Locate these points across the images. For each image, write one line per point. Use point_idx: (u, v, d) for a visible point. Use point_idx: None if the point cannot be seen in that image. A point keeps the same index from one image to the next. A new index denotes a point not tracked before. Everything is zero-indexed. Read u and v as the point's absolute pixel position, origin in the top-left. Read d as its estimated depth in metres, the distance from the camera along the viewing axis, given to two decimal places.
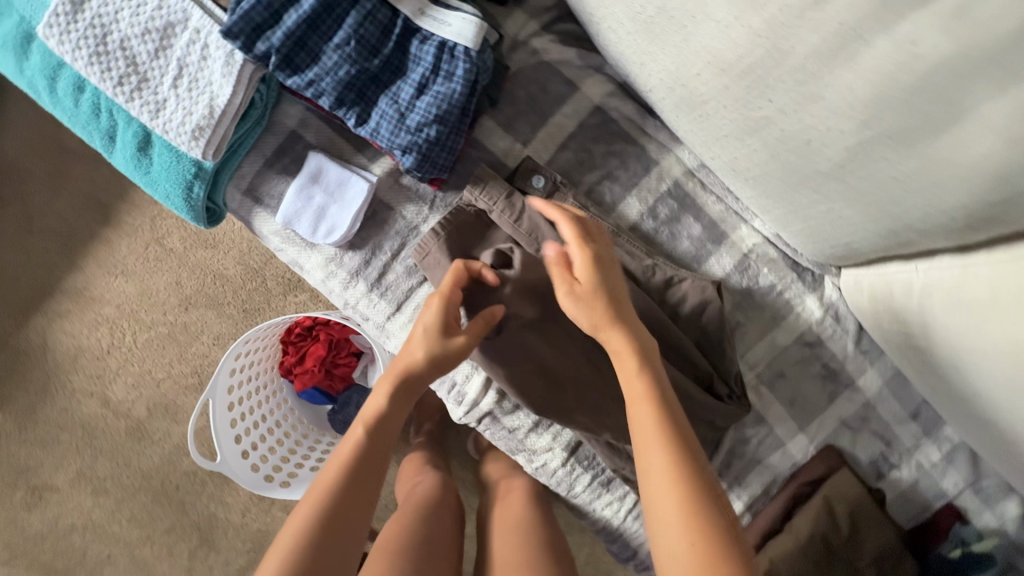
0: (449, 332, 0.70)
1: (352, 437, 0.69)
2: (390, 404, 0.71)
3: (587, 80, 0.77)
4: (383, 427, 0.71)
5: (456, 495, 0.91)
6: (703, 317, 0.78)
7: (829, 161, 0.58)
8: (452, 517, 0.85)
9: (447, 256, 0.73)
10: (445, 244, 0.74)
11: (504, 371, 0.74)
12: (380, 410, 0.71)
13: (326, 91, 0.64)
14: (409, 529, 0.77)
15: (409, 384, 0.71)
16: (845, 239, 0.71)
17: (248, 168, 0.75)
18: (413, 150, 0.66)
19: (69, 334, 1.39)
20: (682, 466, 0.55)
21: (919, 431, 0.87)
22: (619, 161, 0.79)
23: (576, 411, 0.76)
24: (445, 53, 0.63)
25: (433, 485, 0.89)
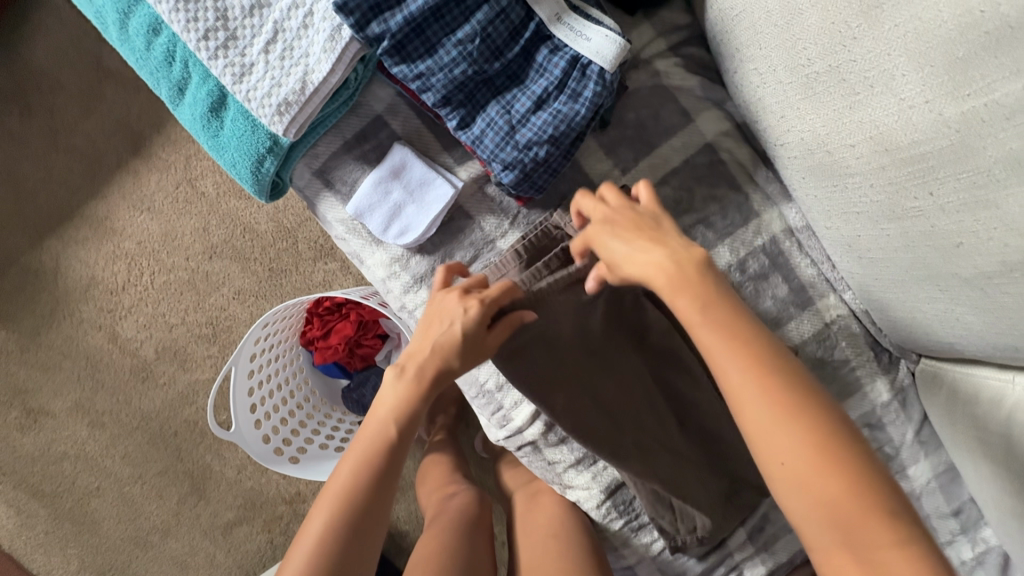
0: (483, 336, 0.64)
1: (371, 432, 0.65)
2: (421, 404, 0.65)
3: (704, 114, 0.71)
4: (410, 417, 0.66)
5: (490, 513, 0.90)
6: None
7: (974, 269, 0.52)
8: (486, 537, 0.84)
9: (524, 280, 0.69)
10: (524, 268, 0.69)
11: (566, 403, 0.70)
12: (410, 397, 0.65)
13: (434, 87, 0.57)
14: (447, 553, 0.77)
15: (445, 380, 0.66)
16: (948, 339, 0.66)
17: (324, 148, 0.68)
18: (516, 167, 0.59)
19: (83, 260, 1.30)
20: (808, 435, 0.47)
21: (957, 527, 0.84)
22: (719, 207, 0.73)
23: (631, 454, 0.73)
24: (577, 69, 0.57)
25: (467, 501, 0.88)
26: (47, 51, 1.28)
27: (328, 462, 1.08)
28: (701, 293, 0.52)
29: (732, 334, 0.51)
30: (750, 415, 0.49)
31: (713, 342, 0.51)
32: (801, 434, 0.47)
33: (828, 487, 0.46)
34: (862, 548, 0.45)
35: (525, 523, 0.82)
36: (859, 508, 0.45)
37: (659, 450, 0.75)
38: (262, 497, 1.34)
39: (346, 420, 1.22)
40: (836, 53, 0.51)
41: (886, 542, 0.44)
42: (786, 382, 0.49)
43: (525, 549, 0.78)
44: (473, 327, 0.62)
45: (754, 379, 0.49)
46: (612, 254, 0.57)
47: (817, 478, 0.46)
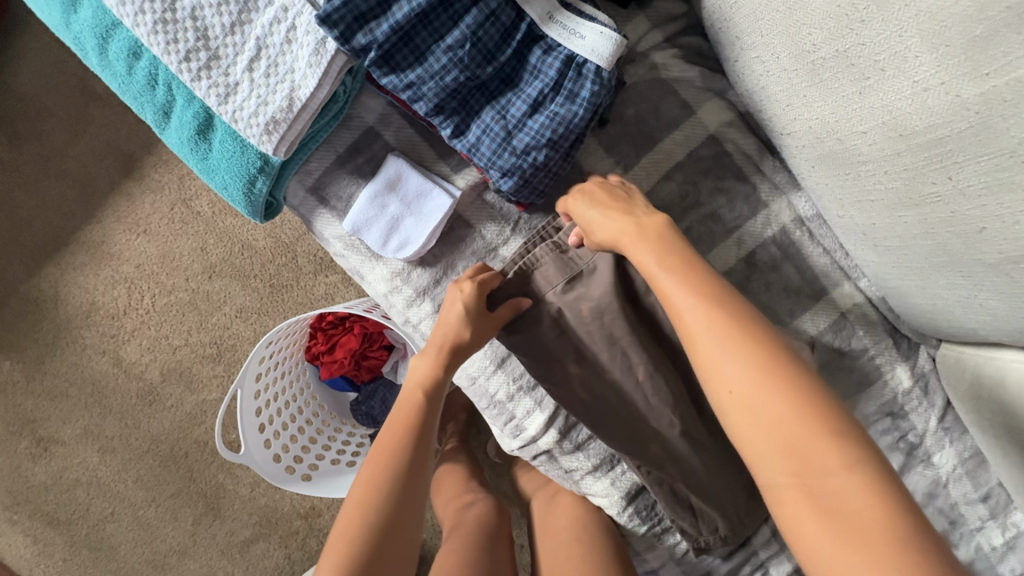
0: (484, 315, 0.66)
1: (398, 414, 0.67)
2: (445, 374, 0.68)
3: (706, 105, 0.69)
4: (432, 397, 0.68)
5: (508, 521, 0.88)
6: None
7: (998, 254, 0.50)
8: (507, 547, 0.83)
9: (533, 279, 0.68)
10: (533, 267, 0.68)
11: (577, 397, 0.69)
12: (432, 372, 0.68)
13: (426, 96, 0.55)
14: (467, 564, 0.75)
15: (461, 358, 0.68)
16: (972, 324, 0.64)
17: (316, 164, 0.67)
18: (515, 173, 0.58)
19: (82, 287, 1.29)
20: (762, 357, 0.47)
21: (986, 513, 0.82)
22: (726, 199, 0.71)
23: (651, 442, 0.71)
24: (572, 69, 0.55)
25: (485, 510, 0.87)
26: (32, 77, 1.26)
27: (342, 477, 1.07)
28: (662, 246, 0.55)
29: (686, 274, 0.53)
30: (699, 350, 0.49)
31: (668, 282, 0.53)
32: (750, 359, 0.46)
33: (779, 412, 0.44)
34: (811, 470, 0.43)
35: (546, 528, 0.80)
36: (808, 427, 0.43)
37: (682, 450, 0.72)
38: (278, 513, 1.33)
39: (357, 434, 1.21)
40: (843, 37, 0.49)
41: (835, 460, 0.42)
42: (742, 316, 0.49)
43: (548, 555, 0.77)
44: (475, 305, 0.65)
45: (705, 314, 0.49)
46: (586, 221, 0.62)
47: (759, 399, 0.45)
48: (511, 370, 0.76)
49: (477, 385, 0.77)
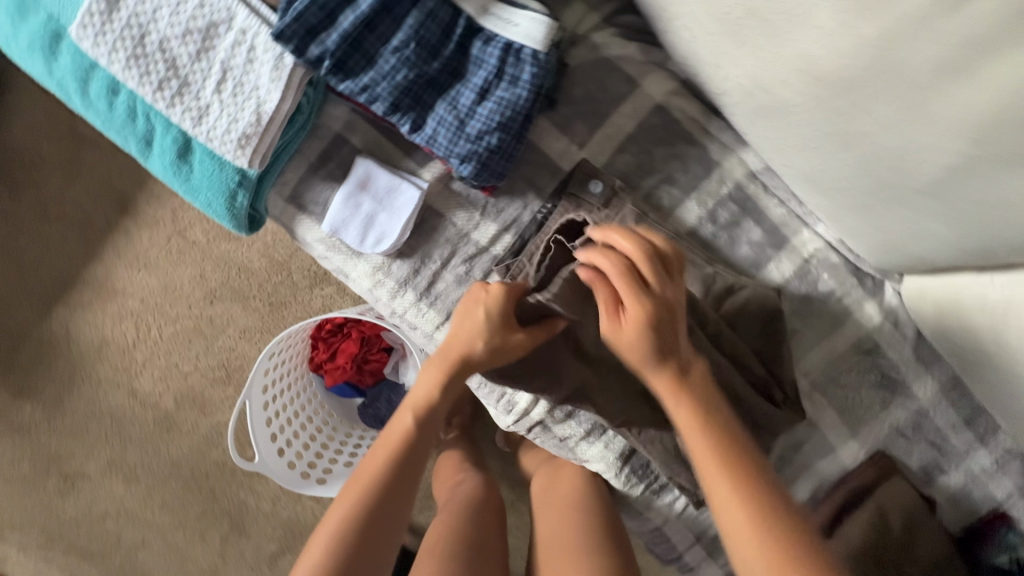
0: (510, 328, 0.65)
1: (389, 434, 0.68)
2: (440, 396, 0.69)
3: (649, 76, 0.72)
4: (423, 423, 0.69)
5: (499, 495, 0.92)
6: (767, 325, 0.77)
7: (925, 178, 0.55)
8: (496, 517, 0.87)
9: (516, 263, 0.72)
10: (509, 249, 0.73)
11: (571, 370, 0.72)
12: (428, 397, 0.69)
13: (381, 96, 0.60)
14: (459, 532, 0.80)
15: (466, 371, 0.69)
16: (919, 252, 0.68)
17: (291, 174, 0.71)
18: (472, 159, 0.62)
19: (92, 325, 1.35)
20: (761, 496, 0.54)
21: (973, 438, 0.85)
22: (679, 163, 0.75)
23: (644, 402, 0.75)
24: (511, 55, 0.59)
25: (476, 485, 0.91)
26: (24, 131, 1.33)
27: None
28: (687, 388, 0.60)
29: (700, 414, 0.59)
30: (731, 521, 0.53)
31: (684, 418, 0.59)
32: (742, 491, 0.54)
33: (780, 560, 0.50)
34: None
35: (548, 497, 0.84)
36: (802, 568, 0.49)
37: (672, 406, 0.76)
38: (300, 524, 1.37)
39: (367, 436, 1.25)
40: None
41: None
42: (739, 454, 0.57)
43: (543, 523, 0.81)
44: (500, 316, 0.64)
45: (717, 451, 0.57)
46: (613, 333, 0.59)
47: (749, 528, 0.52)
48: None
49: None
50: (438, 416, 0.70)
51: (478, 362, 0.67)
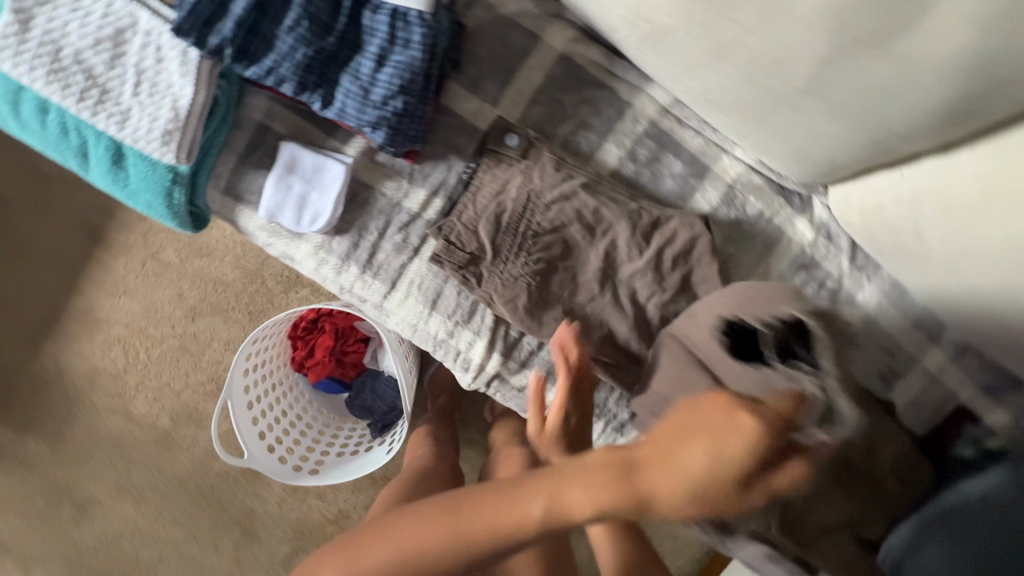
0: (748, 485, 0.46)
1: (506, 518, 0.50)
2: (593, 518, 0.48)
3: (549, 29, 0.76)
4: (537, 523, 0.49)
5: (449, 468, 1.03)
6: (695, 253, 0.79)
7: (803, 77, 0.57)
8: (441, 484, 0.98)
9: (453, 220, 0.76)
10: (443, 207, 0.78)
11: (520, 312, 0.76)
12: (579, 513, 0.48)
13: (287, 77, 0.63)
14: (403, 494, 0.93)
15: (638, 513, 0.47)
16: (826, 154, 0.70)
17: (223, 167, 0.75)
18: (382, 124, 0.66)
19: (83, 356, 1.39)
20: None
21: (923, 338, 0.87)
22: (591, 108, 0.79)
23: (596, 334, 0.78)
24: (399, 20, 0.62)
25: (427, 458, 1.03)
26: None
27: (346, 464, 1.15)
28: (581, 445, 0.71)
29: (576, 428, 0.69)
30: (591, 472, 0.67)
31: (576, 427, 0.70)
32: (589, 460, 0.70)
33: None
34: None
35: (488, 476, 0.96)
36: None
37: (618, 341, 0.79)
38: (308, 522, 1.41)
39: (358, 427, 1.29)
40: None
41: None
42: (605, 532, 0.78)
43: None
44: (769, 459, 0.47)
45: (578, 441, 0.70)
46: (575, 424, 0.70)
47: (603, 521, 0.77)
48: (445, 308, 0.81)
49: (419, 330, 0.82)
50: (569, 527, 0.50)
51: (642, 517, 0.47)
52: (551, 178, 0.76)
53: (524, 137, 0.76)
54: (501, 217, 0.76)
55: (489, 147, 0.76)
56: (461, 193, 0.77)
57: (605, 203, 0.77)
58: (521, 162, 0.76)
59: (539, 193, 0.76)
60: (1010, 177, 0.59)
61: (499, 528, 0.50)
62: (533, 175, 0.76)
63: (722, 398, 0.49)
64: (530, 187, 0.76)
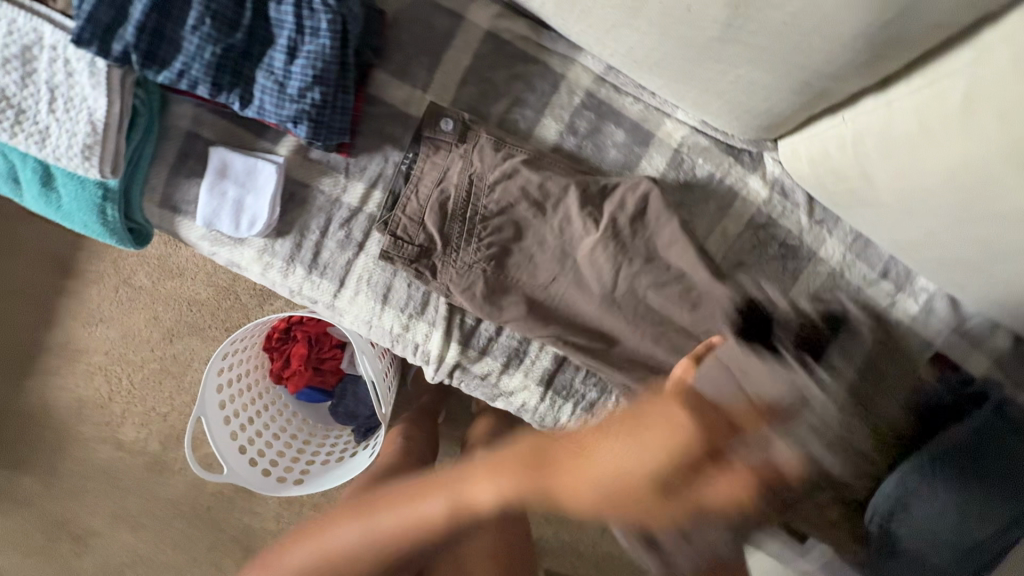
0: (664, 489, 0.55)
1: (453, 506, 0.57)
2: (492, 498, 0.56)
3: (472, 7, 0.75)
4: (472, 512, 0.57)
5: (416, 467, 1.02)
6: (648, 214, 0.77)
7: (717, 23, 0.55)
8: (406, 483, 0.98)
9: (401, 213, 0.74)
10: (387, 201, 0.76)
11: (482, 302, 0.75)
12: (478, 498, 0.56)
13: (199, 78, 0.62)
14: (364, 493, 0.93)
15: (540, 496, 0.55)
16: (764, 106, 0.67)
17: (157, 180, 0.74)
18: (303, 118, 0.64)
19: (66, 388, 1.39)
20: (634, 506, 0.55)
21: (892, 287, 0.85)
22: (525, 84, 0.77)
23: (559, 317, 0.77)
24: (305, 8, 0.61)
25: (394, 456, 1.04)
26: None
27: (330, 471, 1.15)
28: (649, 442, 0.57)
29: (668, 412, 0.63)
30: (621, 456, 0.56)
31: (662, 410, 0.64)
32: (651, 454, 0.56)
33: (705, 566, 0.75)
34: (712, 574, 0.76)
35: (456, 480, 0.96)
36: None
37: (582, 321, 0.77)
38: None
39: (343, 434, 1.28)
40: None
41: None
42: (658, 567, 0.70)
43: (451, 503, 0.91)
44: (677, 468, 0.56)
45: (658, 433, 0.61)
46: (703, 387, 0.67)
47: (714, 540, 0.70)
48: (398, 302, 0.80)
49: (375, 327, 0.81)
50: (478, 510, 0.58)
51: (551, 503, 0.56)
52: (491, 160, 0.75)
53: (459, 121, 0.74)
54: (447, 204, 0.74)
55: (425, 134, 0.74)
56: (402, 184, 0.75)
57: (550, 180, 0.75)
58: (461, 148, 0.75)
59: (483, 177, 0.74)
60: (944, 103, 0.57)
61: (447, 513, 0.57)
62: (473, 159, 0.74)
63: (683, 399, 0.65)
64: (472, 172, 0.74)
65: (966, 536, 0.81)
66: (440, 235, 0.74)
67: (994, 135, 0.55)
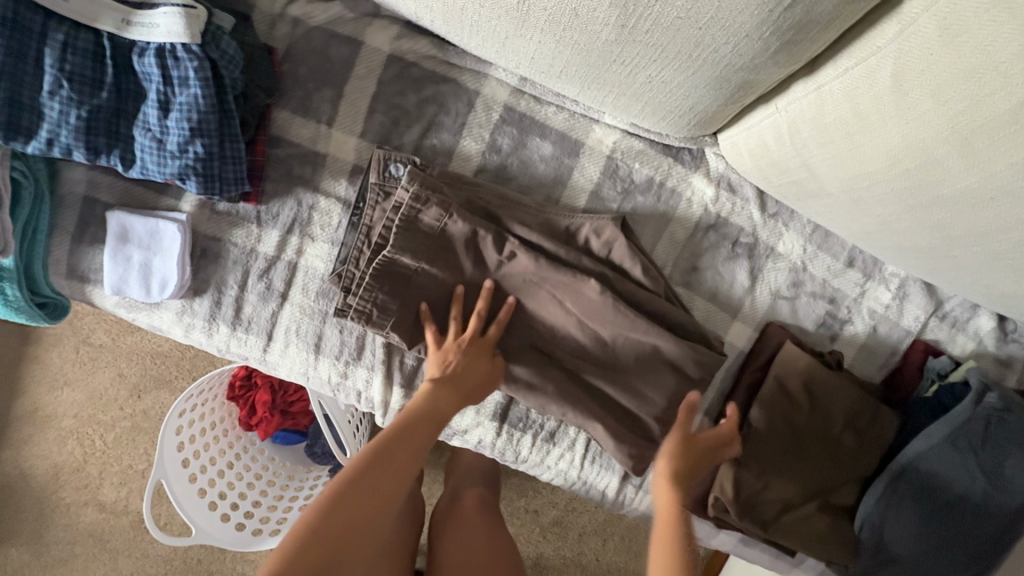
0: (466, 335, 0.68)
1: (412, 453, 0.63)
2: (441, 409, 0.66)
3: (369, 30, 0.69)
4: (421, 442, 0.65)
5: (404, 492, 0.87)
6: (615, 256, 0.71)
7: (608, 26, 0.51)
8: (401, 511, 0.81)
9: (359, 270, 0.68)
10: (344, 251, 0.71)
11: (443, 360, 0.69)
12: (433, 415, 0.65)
13: (71, 144, 0.57)
14: None
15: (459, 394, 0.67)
16: (686, 104, 0.62)
17: (59, 251, 0.70)
18: (190, 173, 0.59)
19: (40, 456, 1.36)
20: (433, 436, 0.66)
21: (861, 276, 0.79)
22: (438, 105, 0.71)
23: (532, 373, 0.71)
24: (168, 57, 0.56)
25: None
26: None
27: None
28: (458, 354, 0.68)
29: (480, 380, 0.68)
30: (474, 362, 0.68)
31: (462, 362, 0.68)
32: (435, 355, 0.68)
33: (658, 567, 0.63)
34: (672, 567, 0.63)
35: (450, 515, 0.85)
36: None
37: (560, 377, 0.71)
38: None
39: (322, 475, 1.24)
40: None
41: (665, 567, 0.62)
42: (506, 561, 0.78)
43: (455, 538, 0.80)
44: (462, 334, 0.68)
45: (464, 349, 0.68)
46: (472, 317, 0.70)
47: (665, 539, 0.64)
48: (332, 350, 0.75)
49: (312, 377, 0.76)
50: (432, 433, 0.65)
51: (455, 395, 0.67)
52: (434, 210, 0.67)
53: (408, 167, 0.67)
54: (397, 262, 0.67)
55: (372, 183, 0.68)
56: (357, 241, 0.69)
57: (510, 225, 0.70)
58: (412, 196, 0.66)
59: (431, 228, 0.67)
60: (874, 82, 0.52)
61: (411, 419, 0.64)
62: (421, 207, 0.67)
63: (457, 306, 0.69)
64: (423, 222, 0.67)
65: (969, 538, 0.73)
66: (397, 292, 0.67)
67: (927, 112, 0.50)
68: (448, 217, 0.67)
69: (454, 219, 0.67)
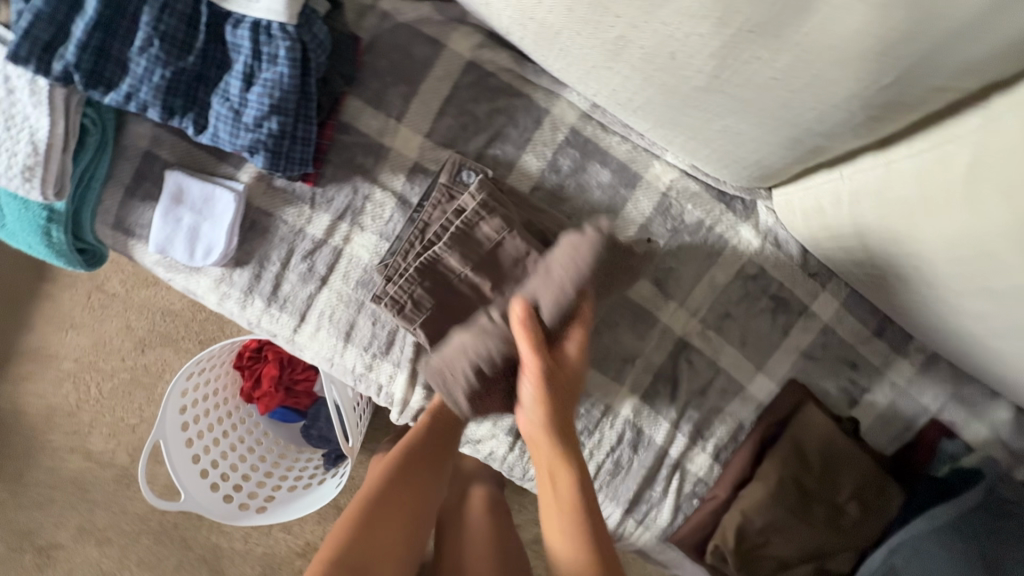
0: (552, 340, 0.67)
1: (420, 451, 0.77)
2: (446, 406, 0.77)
3: (452, 34, 0.70)
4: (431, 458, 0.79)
5: None
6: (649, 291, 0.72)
7: (701, 73, 0.51)
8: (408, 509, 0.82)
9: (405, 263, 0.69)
10: (393, 245, 0.72)
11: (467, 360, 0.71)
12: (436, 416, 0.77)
13: (149, 102, 0.57)
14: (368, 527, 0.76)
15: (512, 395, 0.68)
16: (755, 157, 0.63)
17: (110, 201, 0.70)
18: (259, 148, 0.60)
19: (35, 395, 1.36)
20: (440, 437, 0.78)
21: (889, 349, 0.80)
22: (506, 117, 0.72)
23: None
24: (262, 33, 0.57)
25: None
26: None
27: (296, 499, 1.10)
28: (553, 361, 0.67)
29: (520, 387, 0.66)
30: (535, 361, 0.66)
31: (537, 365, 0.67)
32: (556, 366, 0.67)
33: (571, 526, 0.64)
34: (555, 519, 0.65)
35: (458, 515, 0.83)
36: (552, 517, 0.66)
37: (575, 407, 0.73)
38: (276, 557, 1.39)
39: (314, 458, 1.24)
40: None
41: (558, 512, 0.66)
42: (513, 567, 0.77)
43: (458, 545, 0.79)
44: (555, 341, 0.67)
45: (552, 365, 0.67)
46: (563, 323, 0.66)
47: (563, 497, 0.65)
48: (361, 340, 0.75)
49: (336, 364, 0.76)
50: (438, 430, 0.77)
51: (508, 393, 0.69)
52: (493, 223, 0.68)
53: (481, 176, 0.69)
54: (445, 263, 0.68)
55: (441, 183, 0.69)
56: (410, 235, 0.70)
57: None
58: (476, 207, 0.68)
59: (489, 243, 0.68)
60: (948, 169, 0.53)
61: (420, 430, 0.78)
62: (484, 216, 0.68)
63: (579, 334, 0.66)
64: (481, 231, 0.68)
65: None
66: (437, 290, 0.68)
67: (997, 209, 0.50)
68: (508, 232, 0.68)
69: (513, 235, 0.68)
